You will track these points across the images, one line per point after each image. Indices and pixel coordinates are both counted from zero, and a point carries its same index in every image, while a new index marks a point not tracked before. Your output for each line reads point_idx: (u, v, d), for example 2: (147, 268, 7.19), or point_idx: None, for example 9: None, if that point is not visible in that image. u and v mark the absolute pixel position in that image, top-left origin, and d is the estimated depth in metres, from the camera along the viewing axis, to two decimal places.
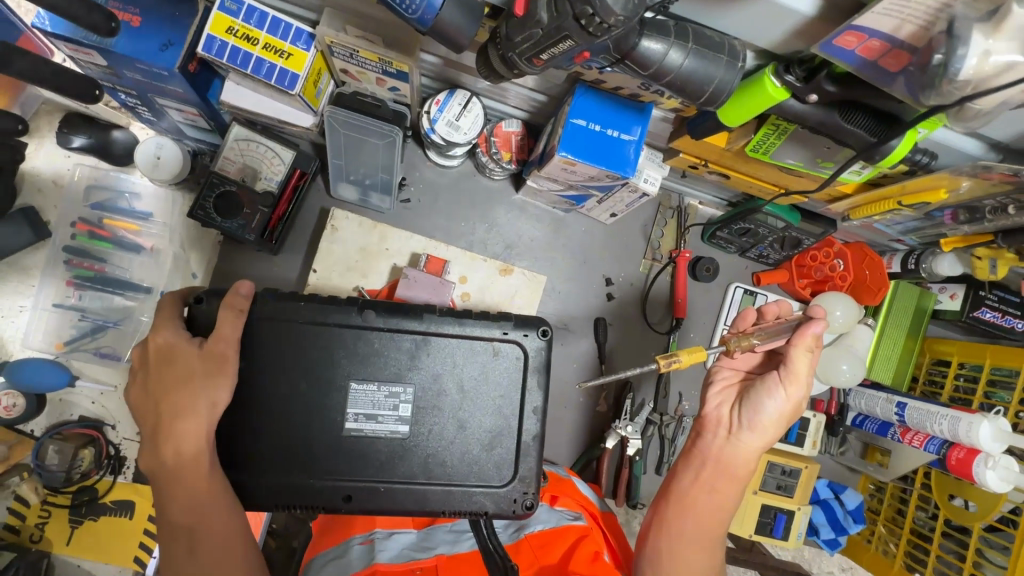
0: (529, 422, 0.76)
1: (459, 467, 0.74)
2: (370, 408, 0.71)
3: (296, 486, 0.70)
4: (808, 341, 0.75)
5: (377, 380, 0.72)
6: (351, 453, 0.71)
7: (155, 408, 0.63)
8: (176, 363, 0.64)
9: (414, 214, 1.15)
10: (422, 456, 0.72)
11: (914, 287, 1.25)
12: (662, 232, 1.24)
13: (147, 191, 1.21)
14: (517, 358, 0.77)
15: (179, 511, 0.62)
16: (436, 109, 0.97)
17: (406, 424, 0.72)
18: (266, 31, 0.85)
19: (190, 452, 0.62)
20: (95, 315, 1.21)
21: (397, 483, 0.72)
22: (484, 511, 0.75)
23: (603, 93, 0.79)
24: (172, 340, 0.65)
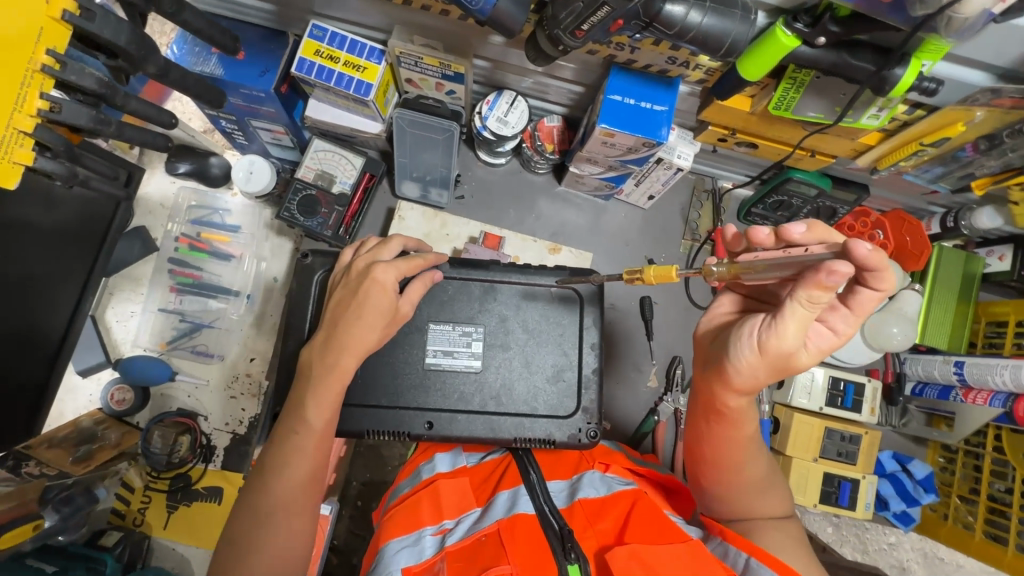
0: (588, 358, 0.84)
1: (527, 399, 0.82)
2: (447, 346, 0.82)
3: (386, 413, 0.81)
4: (811, 293, 0.59)
5: (453, 321, 0.83)
6: (433, 386, 0.82)
7: (333, 323, 0.75)
8: (373, 303, 0.74)
9: (468, 208, 1.28)
10: (493, 386, 0.82)
11: (959, 252, 1.25)
12: (698, 214, 1.31)
13: (238, 207, 1.41)
14: (574, 301, 0.86)
15: (313, 414, 0.72)
16: (487, 108, 1.11)
17: (478, 359, 0.82)
18: (346, 51, 1.02)
19: (342, 370, 0.73)
20: (192, 316, 1.39)
21: (474, 412, 0.81)
22: (552, 441, 0.82)
23: (634, 73, 0.91)
24: (387, 285, 0.75)
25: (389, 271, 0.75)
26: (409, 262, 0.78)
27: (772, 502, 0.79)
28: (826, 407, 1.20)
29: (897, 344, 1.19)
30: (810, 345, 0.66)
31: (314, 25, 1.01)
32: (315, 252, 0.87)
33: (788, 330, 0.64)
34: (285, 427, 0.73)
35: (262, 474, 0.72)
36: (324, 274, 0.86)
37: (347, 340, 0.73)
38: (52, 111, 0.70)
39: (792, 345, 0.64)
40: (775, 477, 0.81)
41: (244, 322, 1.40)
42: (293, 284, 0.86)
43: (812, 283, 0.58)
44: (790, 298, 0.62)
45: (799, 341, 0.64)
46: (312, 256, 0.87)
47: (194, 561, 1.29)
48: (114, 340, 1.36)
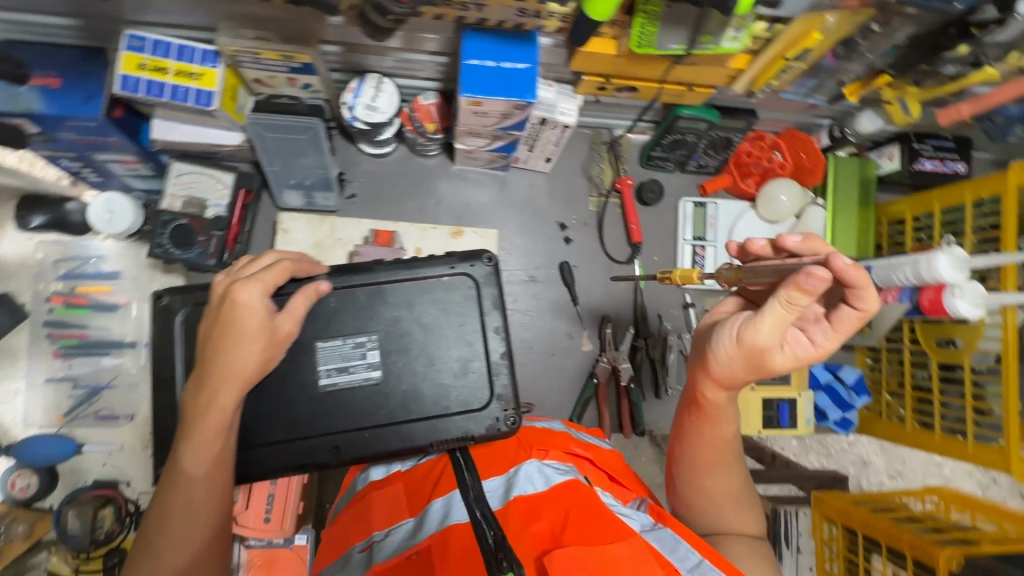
0: (493, 343, 0.80)
1: (435, 399, 0.78)
2: (341, 361, 0.77)
3: (287, 446, 0.75)
4: (790, 292, 0.57)
5: (342, 334, 0.78)
6: (332, 407, 0.76)
7: (205, 355, 0.68)
8: (241, 325, 0.66)
9: (362, 207, 1.20)
10: (399, 393, 0.77)
11: (853, 159, 1.26)
12: (601, 168, 1.28)
13: (112, 252, 1.27)
14: (468, 287, 0.81)
15: (192, 460, 0.65)
16: (351, 97, 1.02)
17: (377, 369, 0.77)
18: (173, 58, 0.90)
19: (222, 405, 0.66)
20: (87, 380, 1.26)
21: (381, 426, 0.76)
22: (470, 438, 0.78)
23: (488, 32, 0.84)
24: (253, 305, 0.67)
25: (252, 288, 0.67)
26: (278, 270, 0.71)
27: (743, 516, 0.76)
28: None
29: None
30: (787, 348, 0.64)
31: (129, 35, 0.88)
32: (170, 290, 0.78)
33: (769, 328, 0.62)
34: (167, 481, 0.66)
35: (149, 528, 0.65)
36: (188, 312, 0.77)
37: (222, 374, 0.66)
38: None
39: (767, 341, 0.63)
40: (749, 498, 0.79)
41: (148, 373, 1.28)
42: (157, 332, 0.77)
43: (790, 283, 0.56)
44: (771, 297, 0.60)
45: (774, 339, 0.62)
46: (169, 295, 0.77)
47: None
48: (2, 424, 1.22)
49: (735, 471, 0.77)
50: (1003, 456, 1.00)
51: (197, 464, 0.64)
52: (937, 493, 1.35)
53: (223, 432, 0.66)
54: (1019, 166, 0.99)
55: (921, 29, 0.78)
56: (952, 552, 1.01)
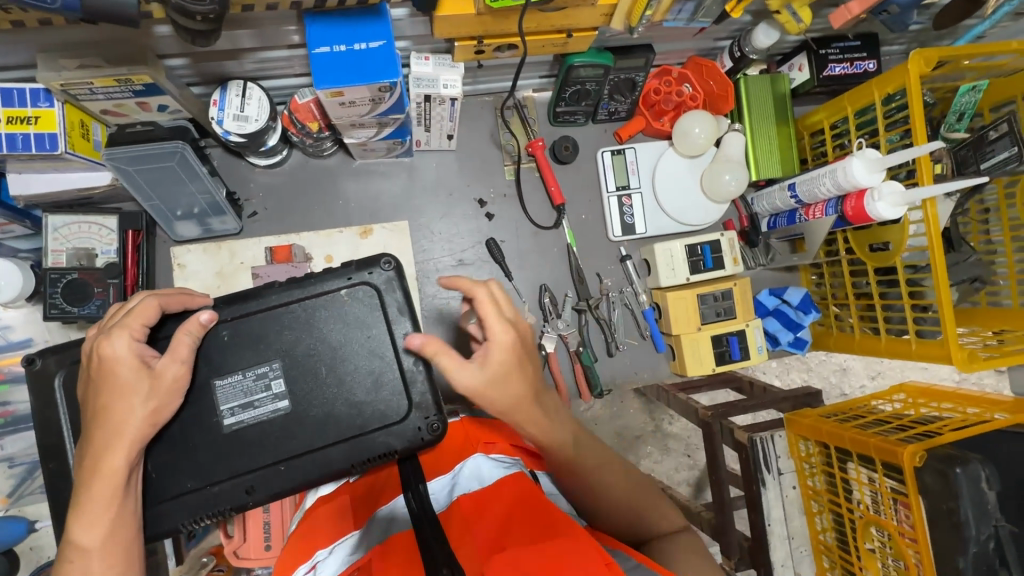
0: (406, 351, 0.76)
1: (350, 417, 0.74)
2: (243, 398, 0.73)
3: (202, 496, 0.72)
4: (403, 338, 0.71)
5: (241, 369, 0.73)
6: (242, 446, 0.72)
7: (87, 418, 0.63)
8: (115, 380, 0.62)
9: (265, 223, 1.13)
10: (312, 418, 0.73)
11: (764, 77, 1.20)
12: (510, 134, 1.21)
13: (16, 320, 1.20)
14: (370, 296, 0.77)
15: (86, 533, 0.61)
16: (217, 110, 0.95)
17: (284, 399, 0.73)
18: (1, 105, 0.82)
19: (111, 468, 0.62)
20: (24, 457, 1.20)
21: (296, 456, 0.73)
22: (394, 451, 0.75)
23: (332, 14, 0.78)
24: (123, 357, 0.63)
25: (117, 339, 0.63)
26: (146, 308, 0.67)
27: (655, 509, 0.80)
28: (692, 276, 1.19)
29: (732, 192, 1.19)
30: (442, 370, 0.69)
31: None
32: (43, 352, 0.75)
33: (451, 356, 0.70)
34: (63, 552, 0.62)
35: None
36: (66, 373, 0.75)
37: (107, 436, 0.62)
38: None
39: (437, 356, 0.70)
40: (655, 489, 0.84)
41: None
42: (39, 399, 0.74)
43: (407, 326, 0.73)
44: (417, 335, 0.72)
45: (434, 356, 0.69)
46: (42, 358, 0.75)
47: None
48: None
49: (621, 473, 0.81)
50: (943, 348, 0.99)
51: (93, 538, 0.61)
52: (903, 390, 1.40)
53: (116, 496, 0.62)
54: (918, 53, 0.96)
55: None
56: (913, 446, 1.01)
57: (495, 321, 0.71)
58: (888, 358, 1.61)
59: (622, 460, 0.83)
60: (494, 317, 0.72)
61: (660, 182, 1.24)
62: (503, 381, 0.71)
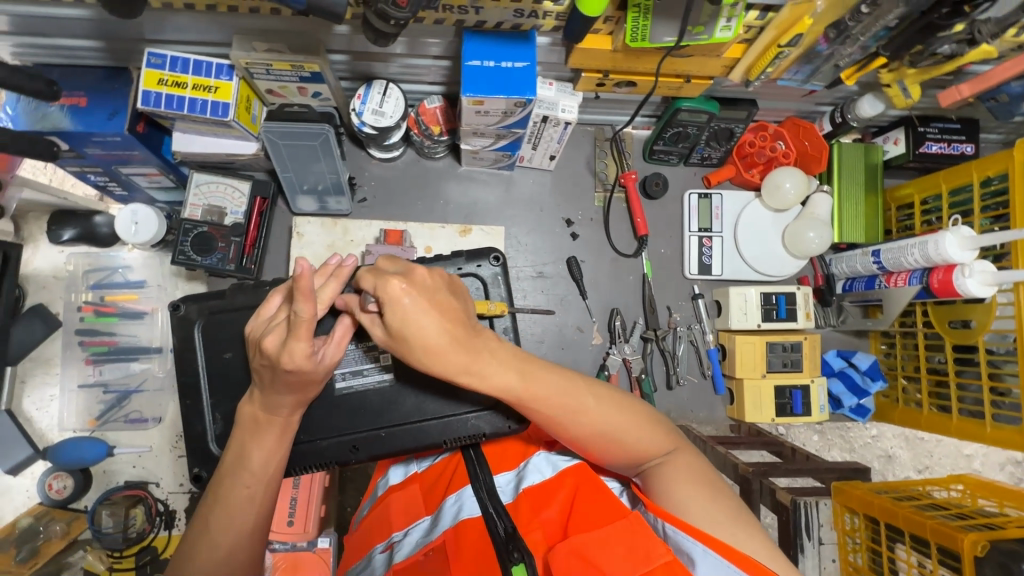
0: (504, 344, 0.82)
1: (447, 396, 0.80)
2: (354, 365, 0.79)
3: (312, 449, 0.79)
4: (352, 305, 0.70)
5: (354, 339, 0.80)
6: (349, 407, 0.80)
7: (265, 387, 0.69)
8: (297, 378, 0.66)
9: (373, 210, 1.24)
10: (413, 392, 0.80)
11: (857, 146, 1.26)
12: (605, 164, 1.29)
13: (138, 262, 1.33)
14: (476, 286, 0.84)
15: (262, 459, 0.70)
16: (359, 102, 1.07)
17: (390, 371, 0.80)
18: (191, 73, 0.96)
19: (290, 422, 0.72)
20: (117, 385, 1.31)
21: (395, 425, 0.79)
22: (482, 434, 0.79)
23: (487, 33, 0.87)
24: (303, 360, 0.64)
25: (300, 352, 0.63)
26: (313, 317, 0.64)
27: (634, 429, 0.72)
28: (764, 323, 1.21)
29: (816, 249, 1.23)
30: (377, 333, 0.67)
31: (150, 53, 0.94)
32: (186, 301, 0.83)
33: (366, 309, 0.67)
34: (227, 475, 0.70)
35: (205, 518, 0.70)
36: (202, 321, 0.83)
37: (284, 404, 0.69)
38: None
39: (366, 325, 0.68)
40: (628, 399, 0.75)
41: (172, 379, 1.33)
42: (180, 329, 0.83)
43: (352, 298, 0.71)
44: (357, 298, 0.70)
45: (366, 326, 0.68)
46: (185, 305, 0.83)
47: None
48: (39, 429, 1.29)
49: (590, 400, 0.71)
50: None
51: (262, 466, 0.70)
52: (962, 481, 1.34)
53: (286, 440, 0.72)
54: None
55: (914, 8, 0.77)
56: (975, 534, 0.98)
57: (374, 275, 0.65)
58: (939, 452, 1.55)
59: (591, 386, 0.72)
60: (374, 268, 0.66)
61: (742, 232, 1.28)
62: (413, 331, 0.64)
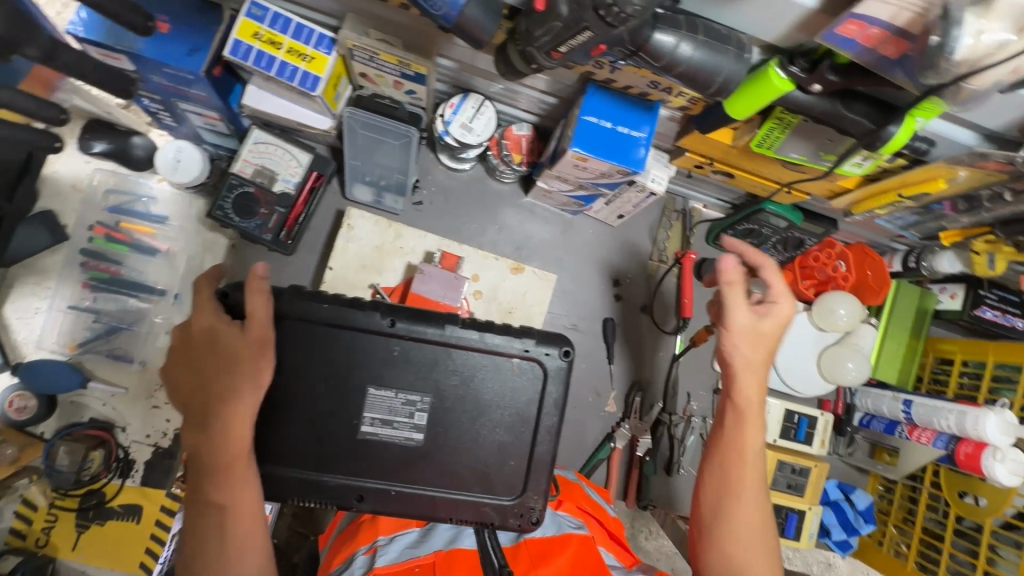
0: (542, 445, 0.76)
1: (468, 474, 0.74)
2: (386, 414, 0.72)
3: (312, 483, 0.71)
4: (257, 281, 0.67)
5: (394, 387, 0.72)
6: (365, 457, 0.72)
7: (201, 385, 0.63)
8: (222, 346, 0.64)
9: (426, 216, 1.18)
10: (437, 462, 0.73)
11: (915, 288, 1.26)
12: (667, 235, 1.27)
13: (164, 196, 1.26)
14: (535, 375, 0.76)
15: (216, 492, 0.62)
16: (451, 112, 1.01)
17: (420, 432, 0.73)
18: (289, 36, 0.89)
19: (235, 422, 0.63)
20: (109, 316, 1.23)
21: (407, 489, 0.73)
22: (489, 522, 0.76)
23: (613, 93, 0.83)
24: (214, 323, 0.65)
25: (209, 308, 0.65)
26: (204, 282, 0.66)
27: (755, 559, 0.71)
28: (780, 439, 1.20)
29: (850, 378, 1.21)
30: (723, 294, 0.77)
31: (252, 3, 0.87)
32: (238, 287, 0.69)
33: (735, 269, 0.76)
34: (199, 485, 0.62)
35: (192, 548, 0.62)
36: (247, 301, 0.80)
37: (238, 405, 0.63)
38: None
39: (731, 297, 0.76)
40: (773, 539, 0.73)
41: (171, 325, 1.26)
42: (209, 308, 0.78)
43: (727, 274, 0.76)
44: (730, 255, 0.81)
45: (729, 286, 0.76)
46: (234, 292, 0.69)
47: None
48: (14, 340, 1.21)
49: (753, 499, 0.73)
50: None
51: (219, 496, 0.62)
52: None
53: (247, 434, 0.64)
54: None
55: None
56: None
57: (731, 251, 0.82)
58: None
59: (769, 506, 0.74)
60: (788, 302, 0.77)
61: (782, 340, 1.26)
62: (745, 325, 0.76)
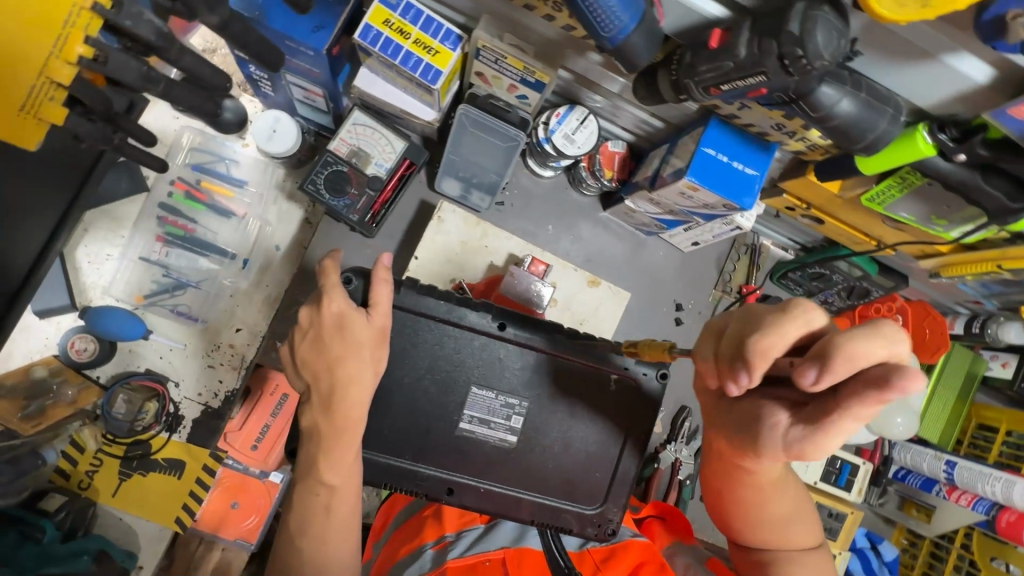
0: (627, 461, 0.78)
1: (554, 480, 0.77)
2: (485, 414, 0.74)
3: (407, 471, 0.73)
4: (382, 271, 0.69)
5: (497, 389, 0.74)
6: (458, 452, 0.74)
7: (327, 366, 0.65)
8: (347, 334, 0.65)
9: (506, 217, 1.20)
10: (525, 466, 0.76)
11: (967, 353, 1.28)
12: (734, 266, 1.28)
13: (247, 161, 1.27)
14: (630, 393, 0.78)
15: (328, 473, 0.65)
16: (555, 121, 1.02)
17: (515, 435, 0.75)
18: (418, 27, 0.90)
19: (351, 408, 0.64)
20: (178, 272, 1.25)
21: (496, 488, 0.75)
22: (567, 528, 0.78)
23: (733, 129, 0.84)
24: (343, 309, 0.66)
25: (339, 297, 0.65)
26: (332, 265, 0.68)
27: (808, 534, 0.75)
28: (820, 482, 1.22)
29: (897, 432, 1.22)
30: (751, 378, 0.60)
31: None
32: (360, 274, 0.70)
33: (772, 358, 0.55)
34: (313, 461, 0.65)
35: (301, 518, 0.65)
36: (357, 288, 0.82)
37: (353, 394, 0.64)
38: (97, 61, 0.56)
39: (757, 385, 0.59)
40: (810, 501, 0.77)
41: (237, 289, 1.27)
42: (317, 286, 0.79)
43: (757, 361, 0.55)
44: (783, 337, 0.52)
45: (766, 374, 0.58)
46: (357, 280, 0.70)
47: (143, 534, 1.21)
48: (82, 283, 1.20)
49: (790, 494, 0.73)
50: None
51: (335, 479, 0.65)
52: None
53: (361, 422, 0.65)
54: None
55: None
56: None
57: (730, 346, 0.53)
58: None
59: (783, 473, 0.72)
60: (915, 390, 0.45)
61: None
62: (788, 445, 0.55)
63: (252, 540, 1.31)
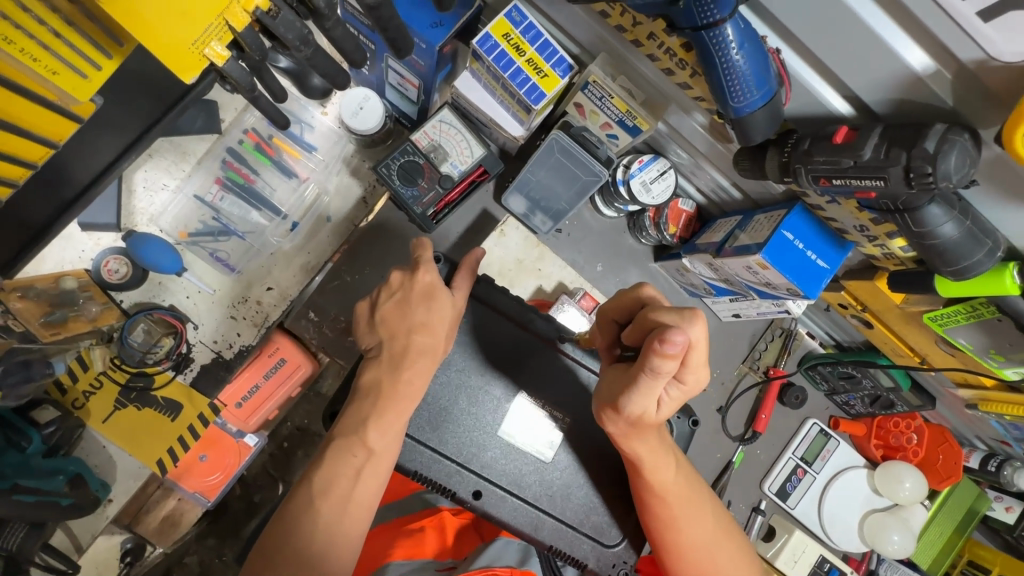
0: None
1: (575, 510, 0.82)
2: (529, 422, 0.82)
3: (451, 470, 0.79)
4: (470, 263, 0.82)
5: (546, 398, 0.83)
6: (477, 446, 0.81)
7: (405, 330, 0.76)
8: (433, 300, 0.77)
9: (560, 245, 1.20)
10: (550, 484, 0.82)
11: (972, 487, 1.28)
12: (766, 346, 1.28)
13: (322, 128, 1.29)
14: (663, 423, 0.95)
15: (377, 435, 0.72)
16: (637, 167, 1.05)
17: (553, 451, 0.82)
18: (535, 48, 0.91)
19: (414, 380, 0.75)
20: (227, 219, 1.24)
21: (527, 505, 0.81)
22: (585, 562, 0.82)
23: (815, 219, 0.86)
24: (434, 282, 0.78)
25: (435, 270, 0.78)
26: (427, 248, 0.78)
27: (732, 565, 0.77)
28: None
29: (891, 550, 1.21)
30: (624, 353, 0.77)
31: (515, 7, 0.90)
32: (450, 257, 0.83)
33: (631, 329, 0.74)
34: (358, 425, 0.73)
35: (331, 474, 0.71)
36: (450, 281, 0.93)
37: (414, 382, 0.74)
38: (269, 14, 0.60)
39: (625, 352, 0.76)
40: (735, 533, 0.80)
41: (279, 249, 1.26)
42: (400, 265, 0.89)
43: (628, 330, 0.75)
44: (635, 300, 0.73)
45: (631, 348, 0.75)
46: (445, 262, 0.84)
47: (122, 469, 1.12)
48: (132, 206, 1.19)
49: (708, 520, 0.77)
50: None
51: (379, 442, 0.72)
52: None
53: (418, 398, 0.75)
54: None
55: None
56: None
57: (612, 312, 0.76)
58: None
59: (701, 491, 0.77)
60: (675, 340, 0.59)
61: (836, 488, 1.27)
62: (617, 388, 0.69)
63: (209, 499, 1.21)
